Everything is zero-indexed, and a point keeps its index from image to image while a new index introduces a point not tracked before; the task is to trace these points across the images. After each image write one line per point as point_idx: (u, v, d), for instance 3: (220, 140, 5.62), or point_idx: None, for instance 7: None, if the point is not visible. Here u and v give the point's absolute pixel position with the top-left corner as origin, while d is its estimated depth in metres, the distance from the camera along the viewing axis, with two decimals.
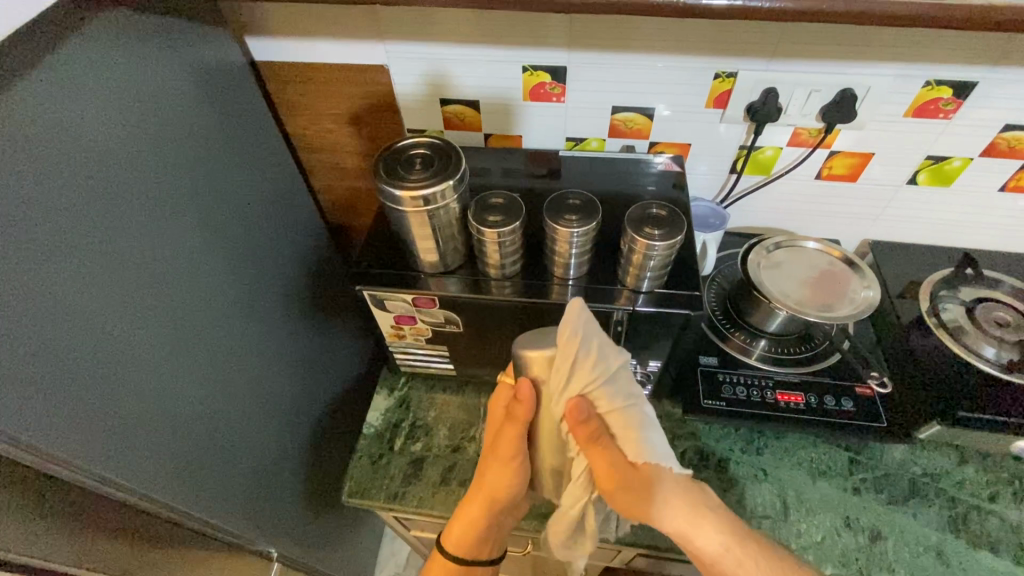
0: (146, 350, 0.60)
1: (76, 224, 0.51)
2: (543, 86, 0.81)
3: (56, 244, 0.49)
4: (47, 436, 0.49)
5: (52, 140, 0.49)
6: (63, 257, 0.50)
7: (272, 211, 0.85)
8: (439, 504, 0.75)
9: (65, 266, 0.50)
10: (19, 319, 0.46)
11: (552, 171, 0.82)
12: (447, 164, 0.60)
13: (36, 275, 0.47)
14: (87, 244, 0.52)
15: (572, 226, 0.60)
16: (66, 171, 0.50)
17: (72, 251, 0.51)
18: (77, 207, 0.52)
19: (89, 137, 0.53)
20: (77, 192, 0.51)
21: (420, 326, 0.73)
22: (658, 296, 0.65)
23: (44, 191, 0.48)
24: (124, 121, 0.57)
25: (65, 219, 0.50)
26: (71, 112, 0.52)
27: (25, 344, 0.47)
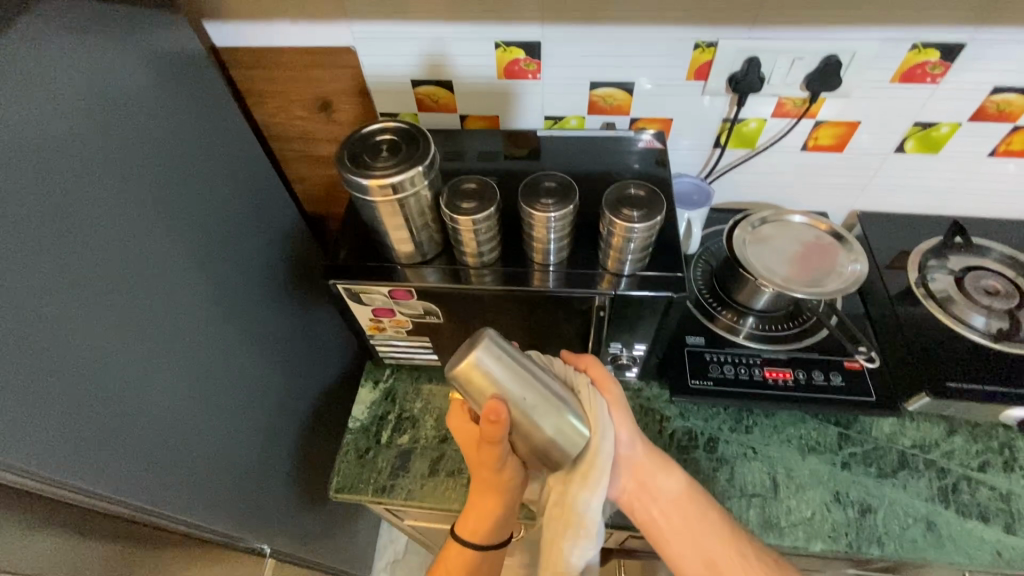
0: (115, 355, 0.57)
1: (25, 224, 0.48)
2: (518, 63, 0.77)
3: (4, 245, 0.46)
4: (20, 450, 0.47)
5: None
6: (11, 259, 0.47)
7: (243, 205, 0.82)
8: (428, 496, 0.74)
9: (14, 267, 0.47)
10: None
11: (530, 153, 0.79)
12: (415, 150, 0.57)
13: None
14: (39, 246, 0.49)
15: (548, 210, 0.58)
16: (11, 172, 0.47)
17: (26, 259, 0.48)
18: (31, 211, 0.49)
19: (35, 138, 0.50)
20: (28, 195, 0.49)
21: (400, 319, 0.71)
22: (641, 278, 0.63)
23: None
24: (74, 117, 0.54)
25: (16, 224, 0.48)
26: (9, 106, 0.48)
27: None
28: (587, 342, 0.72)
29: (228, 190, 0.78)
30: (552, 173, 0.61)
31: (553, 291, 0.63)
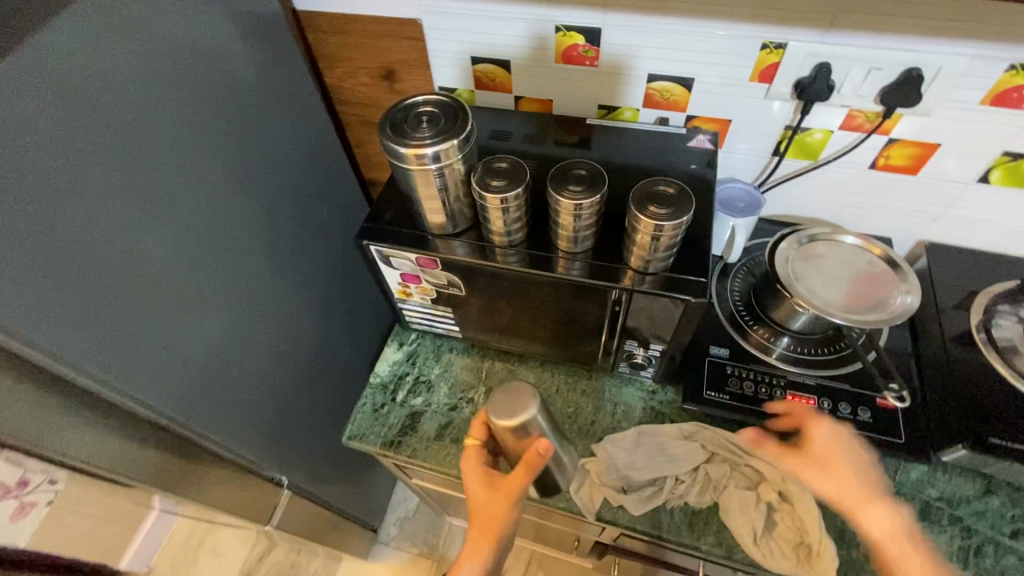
0: (173, 283, 0.64)
1: (110, 156, 0.54)
2: (576, 48, 0.76)
3: (91, 172, 0.53)
4: (83, 353, 0.54)
5: (93, 68, 0.51)
6: (95, 185, 0.53)
7: (305, 162, 0.87)
8: (430, 457, 0.78)
9: (93, 190, 0.53)
10: (64, 248, 0.51)
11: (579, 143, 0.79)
12: (454, 123, 0.59)
13: (79, 208, 0.52)
14: (121, 178, 0.56)
15: (576, 197, 0.58)
16: (107, 110, 0.54)
17: (109, 190, 0.55)
18: (118, 145, 0.55)
19: (132, 83, 0.56)
20: (118, 133, 0.55)
21: (425, 286, 0.74)
22: (663, 279, 0.62)
23: (77, 115, 0.51)
24: (164, 64, 0.60)
25: (104, 157, 0.54)
26: (112, 43, 0.54)
27: (67, 272, 0.52)
28: (604, 334, 0.72)
29: (291, 146, 0.83)
30: (587, 162, 0.60)
31: (573, 279, 0.64)
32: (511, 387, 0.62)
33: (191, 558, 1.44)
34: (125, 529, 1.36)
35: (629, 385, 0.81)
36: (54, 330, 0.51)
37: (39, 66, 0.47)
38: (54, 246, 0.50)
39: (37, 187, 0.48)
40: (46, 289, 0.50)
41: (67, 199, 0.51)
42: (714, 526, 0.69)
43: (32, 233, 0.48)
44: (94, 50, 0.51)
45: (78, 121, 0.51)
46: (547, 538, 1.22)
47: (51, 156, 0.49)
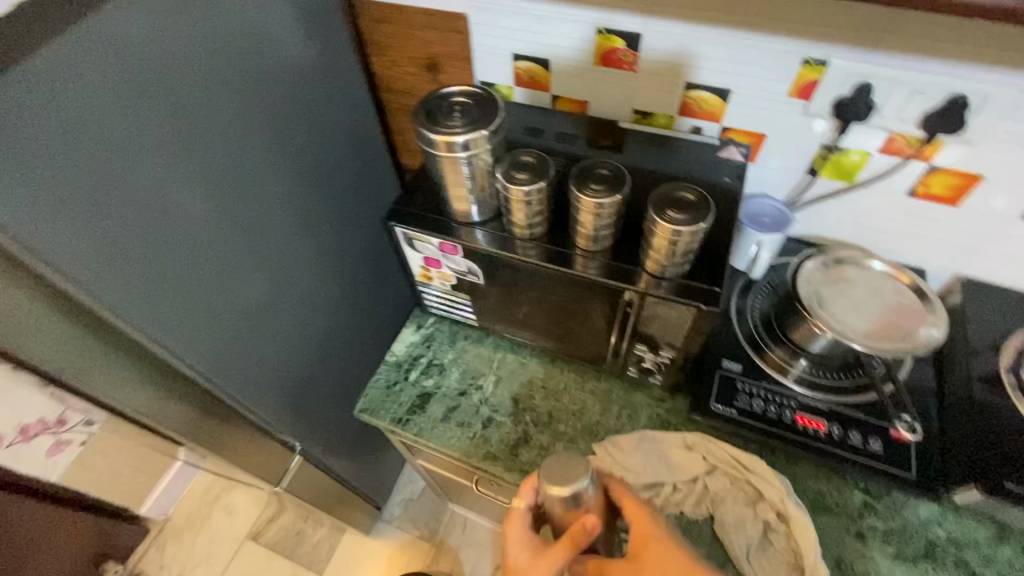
0: (212, 245, 0.68)
1: (168, 120, 0.59)
2: (616, 52, 0.77)
3: (148, 132, 0.57)
4: (124, 299, 0.59)
5: (160, 39, 0.56)
6: (151, 145, 0.58)
7: (345, 143, 0.91)
8: (434, 437, 0.80)
9: (151, 152, 0.58)
10: (118, 201, 0.55)
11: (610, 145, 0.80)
12: (485, 115, 0.61)
13: (135, 165, 0.56)
14: (175, 141, 0.60)
15: (597, 196, 0.59)
16: (169, 77, 0.58)
17: (163, 151, 0.59)
18: (175, 111, 0.59)
19: (196, 53, 0.60)
20: (178, 99, 0.59)
21: (445, 272, 0.76)
22: (678, 285, 0.63)
23: (143, 78, 0.55)
24: (228, 39, 0.64)
25: (162, 120, 0.58)
26: (182, 16, 0.58)
27: (119, 223, 0.56)
28: (615, 336, 0.73)
29: (334, 127, 0.87)
30: (610, 162, 0.61)
31: (588, 277, 0.65)
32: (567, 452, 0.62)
33: (206, 512, 1.51)
34: (149, 478, 1.43)
35: (637, 390, 0.82)
36: (99, 274, 0.56)
37: (116, 33, 0.51)
38: (110, 197, 0.54)
39: (104, 146, 0.53)
40: (98, 236, 0.54)
41: (128, 159, 0.55)
42: (707, 536, 0.70)
43: (96, 187, 0.53)
44: (163, 22, 0.55)
45: (143, 87, 0.55)
46: None
47: (118, 117, 0.53)
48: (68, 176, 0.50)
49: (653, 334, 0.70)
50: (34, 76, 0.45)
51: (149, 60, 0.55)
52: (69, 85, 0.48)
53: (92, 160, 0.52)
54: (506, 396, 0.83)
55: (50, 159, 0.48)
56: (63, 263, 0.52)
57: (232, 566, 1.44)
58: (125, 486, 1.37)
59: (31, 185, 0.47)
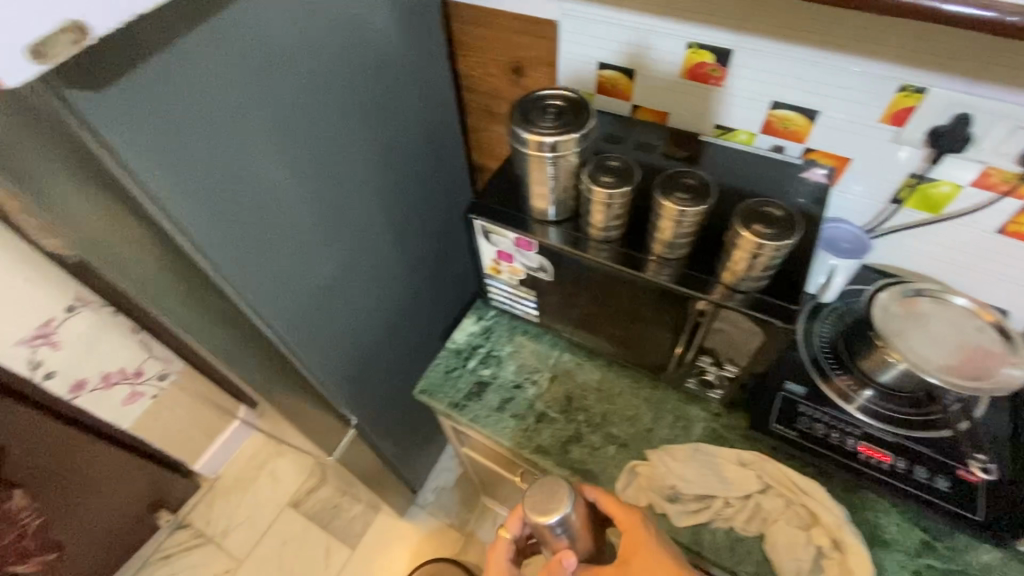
0: (304, 220, 0.74)
1: (284, 102, 0.64)
2: (703, 67, 0.78)
3: (268, 113, 0.62)
4: (229, 262, 0.65)
5: (287, 27, 0.61)
6: (269, 125, 0.63)
7: (427, 136, 0.95)
8: (488, 424, 0.82)
9: (267, 130, 0.63)
10: (236, 172, 0.61)
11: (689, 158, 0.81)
12: (577, 118, 0.62)
13: (253, 142, 0.62)
14: (288, 123, 0.65)
15: (681, 204, 0.60)
16: (290, 64, 0.63)
17: (277, 130, 0.64)
18: (291, 94, 0.64)
19: (313, 42, 0.65)
20: (295, 84, 0.64)
21: (516, 266, 0.79)
22: (753, 299, 0.63)
23: (269, 63, 0.60)
24: (339, 31, 0.68)
25: (279, 102, 0.63)
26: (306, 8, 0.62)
27: (234, 192, 0.62)
28: (680, 345, 0.73)
29: (420, 121, 0.91)
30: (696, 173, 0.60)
31: (659, 283, 0.66)
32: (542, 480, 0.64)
33: (253, 475, 1.59)
34: (205, 437, 1.51)
35: (692, 402, 0.82)
36: (213, 237, 0.61)
37: (253, 20, 0.56)
38: (229, 168, 0.60)
39: (231, 121, 0.58)
40: (217, 204, 0.60)
41: (248, 134, 0.61)
42: (756, 556, 0.69)
43: (220, 157, 0.58)
44: (292, 12, 0.60)
45: (269, 70, 0.60)
46: None
47: (246, 96, 0.58)
48: (200, 145, 0.56)
49: (717, 347, 0.71)
50: (186, 53, 0.51)
51: (277, 45, 0.60)
52: (210, 63, 0.54)
53: (221, 132, 0.57)
54: (561, 394, 0.84)
55: (189, 131, 0.54)
56: (188, 225, 0.58)
57: (272, 529, 1.51)
58: (185, 441, 1.47)
59: (170, 149, 0.53)
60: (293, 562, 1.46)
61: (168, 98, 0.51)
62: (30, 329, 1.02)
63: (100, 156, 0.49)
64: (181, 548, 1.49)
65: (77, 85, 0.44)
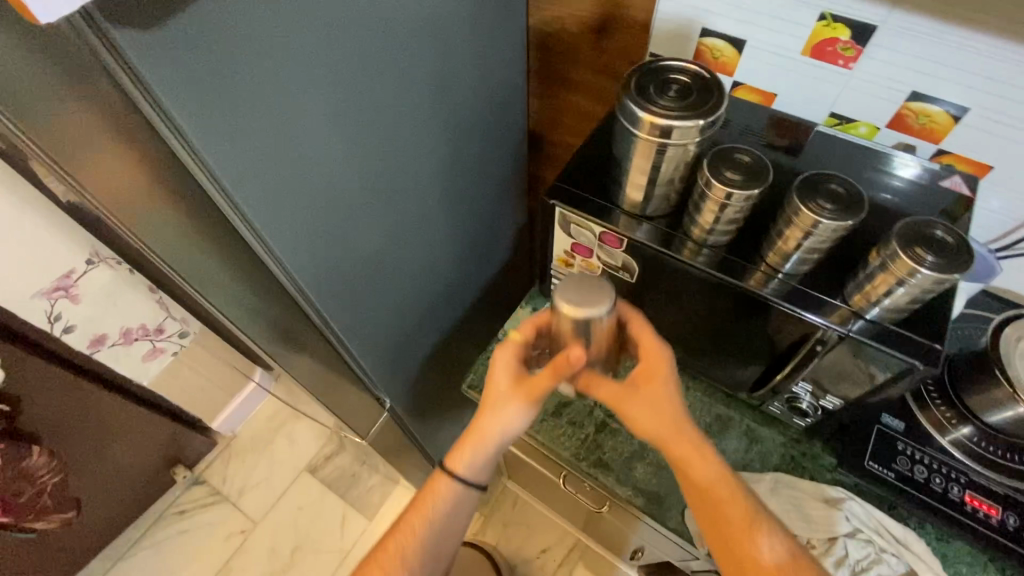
0: (360, 193, 0.64)
1: (354, 57, 0.53)
2: (834, 44, 0.66)
3: (336, 70, 0.52)
4: (283, 244, 0.56)
5: None
6: (336, 84, 0.53)
7: (491, 100, 0.84)
8: (543, 431, 0.74)
9: (333, 85, 0.52)
10: (297, 141, 0.51)
11: (790, 147, 0.71)
12: (705, 102, 0.52)
13: (318, 104, 0.51)
14: (356, 83, 0.55)
15: (822, 212, 0.50)
16: (363, 10, 0.52)
17: (343, 91, 0.54)
18: (361, 48, 0.53)
19: None
20: (367, 35, 0.53)
21: (592, 262, 0.69)
22: (883, 330, 0.53)
23: (341, 8, 0.49)
24: None
25: (349, 57, 0.52)
26: None
27: (294, 164, 0.52)
28: (777, 368, 0.64)
29: (487, 82, 0.80)
30: (846, 178, 0.48)
31: (767, 297, 0.57)
32: (584, 277, 0.59)
33: (270, 437, 1.56)
34: (223, 395, 1.47)
35: (770, 424, 0.74)
36: (269, 217, 0.53)
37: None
38: (291, 136, 0.50)
39: (297, 80, 0.48)
40: (275, 178, 0.51)
41: (314, 90, 0.50)
42: None
43: (280, 114, 0.48)
44: None
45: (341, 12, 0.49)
46: (602, 535, 1.19)
47: (315, 45, 0.48)
48: (260, 97, 0.45)
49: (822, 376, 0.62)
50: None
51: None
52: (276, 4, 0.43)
53: (285, 85, 0.47)
54: None
55: (251, 90, 0.44)
56: (246, 203, 0.49)
57: (288, 493, 1.49)
58: (204, 399, 1.42)
59: (229, 113, 0.44)
60: (308, 528, 1.44)
61: (229, 39, 0.41)
62: (50, 281, 0.95)
63: (142, 106, 0.39)
64: (197, 504, 1.47)
65: (123, 21, 0.35)
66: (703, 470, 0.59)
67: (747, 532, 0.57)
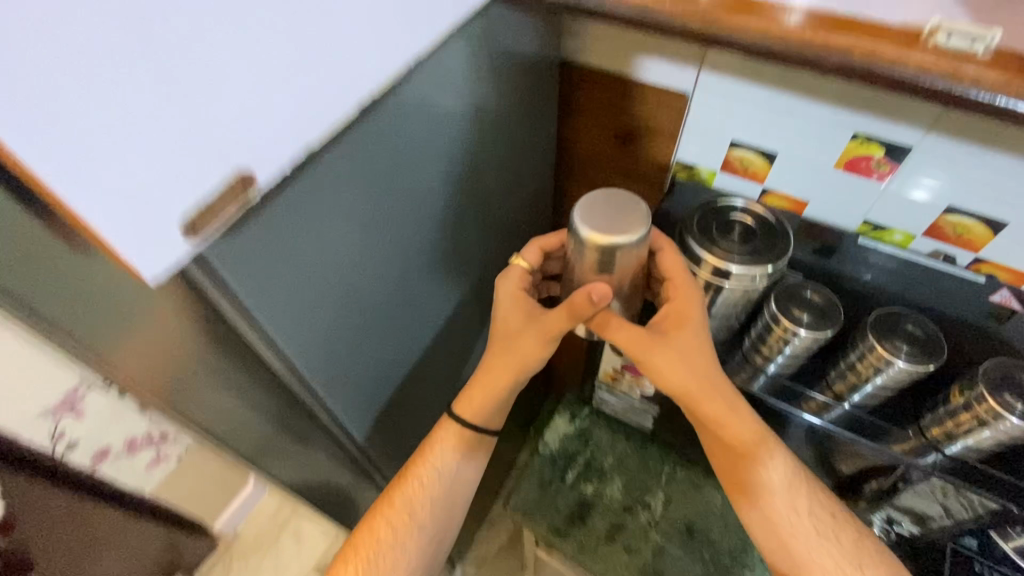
0: (418, 334, 0.61)
1: (423, 214, 0.51)
2: (868, 159, 0.67)
3: (409, 231, 0.50)
4: (340, 399, 0.53)
5: (442, 130, 0.48)
6: (407, 244, 0.51)
7: (528, 211, 0.83)
8: (597, 561, 0.70)
9: (401, 242, 0.50)
10: (366, 305, 0.49)
11: (824, 249, 0.78)
12: (772, 246, 0.52)
13: (388, 266, 0.49)
14: (424, 235, 0.53)
15: (897, 353, 0.49)
16: (436, 170, 0.50)
17: (412, 248, 0.52)
18: (429, 204, 0.52)
19: (458, 141, 0.52)
20: (436, 192, 0.52)
21: (642, 381, 0.68)
22: (964, 467, 0.52)
23: (417, 175, 0.47)
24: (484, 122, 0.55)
25: (420, 214, 0.51)
26: (461, 105, 0.49)
27: (360, 327, 0.50)
28: (854, 493, 0.63)
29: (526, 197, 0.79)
30: (920, 317, 0.50)
31: (830, 427, 0.57)
32: (617, 195, 0.49)
33: (275, 534, 1.47)
34: (225, 492, 1.38)
35: None
36: (331, 380, 0.50)
37: (419, 115, 0.44)
38: (361, 302, 0.48)
39: (374, 250, 0.46)
40: (343, 345, 0.49)
41: (386, 251, 0.48)
42: None
43: (352, 280, 0.45)
44: (446, 112, 0.47)
45: (418, 173, 0.47)
46: None
47: (392, 215, 0.46)
48: (337, 271, 0.43)
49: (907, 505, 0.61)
50: (337, 155, 0.38)
51: (429, 151, 0.47)
52: (365, 191, 0.41)
53: (362, 259, 0.45)
54: (680, 522, 0.73)
55: (332, 273, 0.42)
56: (312, 375, 0.47)
57: None
58: (205, 498, 1.34)
59: (308, 299, 0.41)
60: None
61: (310, 232, 0.38)
62: (56, 400, 0.91)
63: (220, 303, 0.36)
64: None
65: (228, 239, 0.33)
66: (728, 424, 0.53)
67: (773, 484, 0.55)
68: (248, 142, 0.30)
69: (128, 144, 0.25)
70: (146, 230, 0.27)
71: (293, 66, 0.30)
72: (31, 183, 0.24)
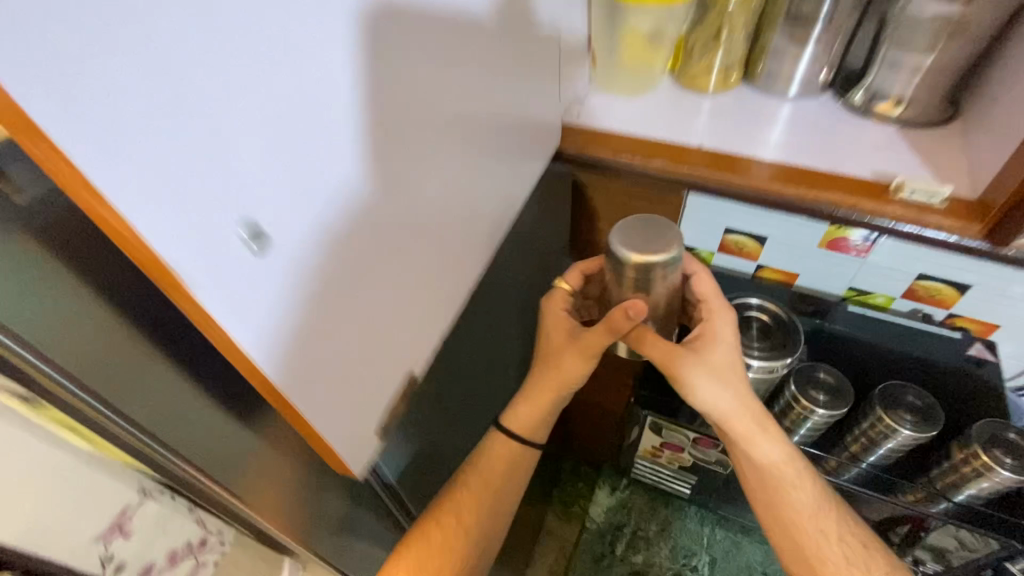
0: None
1: (499, 347, 0.58)
2: (843, 242, 0.68)
3: (489, 367, 0.57)
4: None
5: (516, 277, 0.55)
6: (487, 378, 0.57)
7: None
8: None
9: (484, 376, 0.56)
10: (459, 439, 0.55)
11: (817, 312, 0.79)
12: (787, 340, 0.60)
13: (474, 400, 0.56)
14: (499, 365, 0.60)
15: (902, 423, 0.58)
16: (512, 311, 0.57)
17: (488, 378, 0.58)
18: (505, 339, 0.58)
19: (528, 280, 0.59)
20: (511, 328, 0.58)
21: (682, 455, 0.75)
22: (974, 513, 0.60)
23: (498, 320, 0.55)
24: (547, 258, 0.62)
25: (497, 350, 0.58)
26: (530, 252, 0.56)
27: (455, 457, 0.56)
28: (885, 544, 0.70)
29: None
30: (919, 391, 0.59)
31: (848, 485, 0.65)
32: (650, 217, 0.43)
33: None
34: None
35: None
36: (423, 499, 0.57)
37: (502, 275, 0.51)
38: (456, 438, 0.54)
39: (468, 392, 0.53)
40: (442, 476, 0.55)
41: (474, 388, 0.55)
42: None
43: (452, 420, 0.52)
44: (519, 261, 0.55)
45: (499, 319, 0.54)
46: None
47: (480, 359, 0.53)
48: (444, 419, 0.50)
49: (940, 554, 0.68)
50: (453, 334, 0.44)
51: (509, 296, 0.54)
52: (465, 349, 0.48)
53: (459, 401, 0.52)
54: None
55: (440, 421, 0.49)
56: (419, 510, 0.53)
57: None
58: None
59: (425, 449, 0.48)
60: None
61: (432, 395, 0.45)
62: None
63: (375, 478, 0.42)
64: None
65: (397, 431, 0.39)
66: (763, 450, 0.48)
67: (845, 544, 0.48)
68: (418, 336, 0.35)
69: (351, 361, 0.30)
70: (360, 433, 0.33)
71: (443, 269, 0.37)
72: (284, 411, 0.27)
